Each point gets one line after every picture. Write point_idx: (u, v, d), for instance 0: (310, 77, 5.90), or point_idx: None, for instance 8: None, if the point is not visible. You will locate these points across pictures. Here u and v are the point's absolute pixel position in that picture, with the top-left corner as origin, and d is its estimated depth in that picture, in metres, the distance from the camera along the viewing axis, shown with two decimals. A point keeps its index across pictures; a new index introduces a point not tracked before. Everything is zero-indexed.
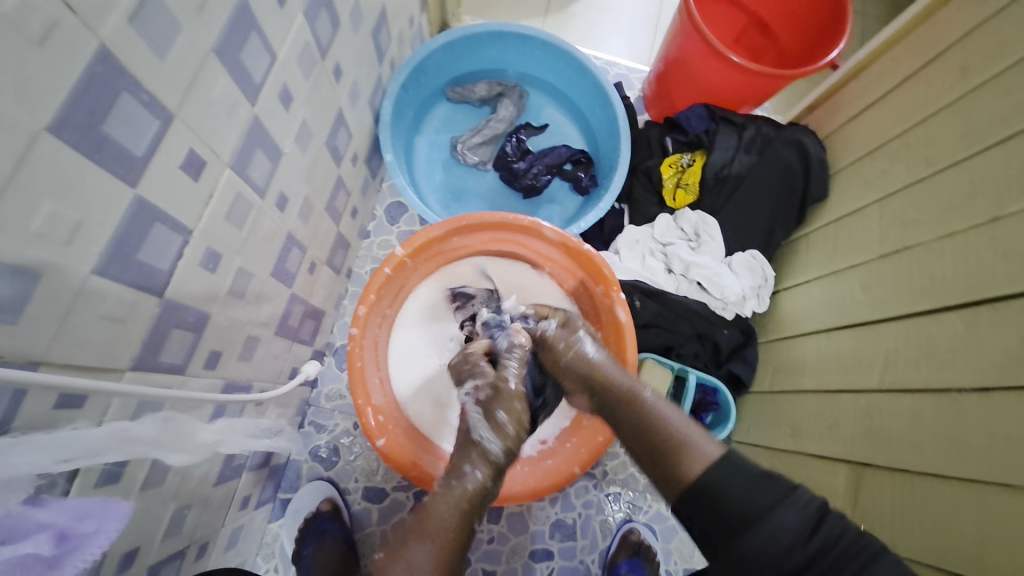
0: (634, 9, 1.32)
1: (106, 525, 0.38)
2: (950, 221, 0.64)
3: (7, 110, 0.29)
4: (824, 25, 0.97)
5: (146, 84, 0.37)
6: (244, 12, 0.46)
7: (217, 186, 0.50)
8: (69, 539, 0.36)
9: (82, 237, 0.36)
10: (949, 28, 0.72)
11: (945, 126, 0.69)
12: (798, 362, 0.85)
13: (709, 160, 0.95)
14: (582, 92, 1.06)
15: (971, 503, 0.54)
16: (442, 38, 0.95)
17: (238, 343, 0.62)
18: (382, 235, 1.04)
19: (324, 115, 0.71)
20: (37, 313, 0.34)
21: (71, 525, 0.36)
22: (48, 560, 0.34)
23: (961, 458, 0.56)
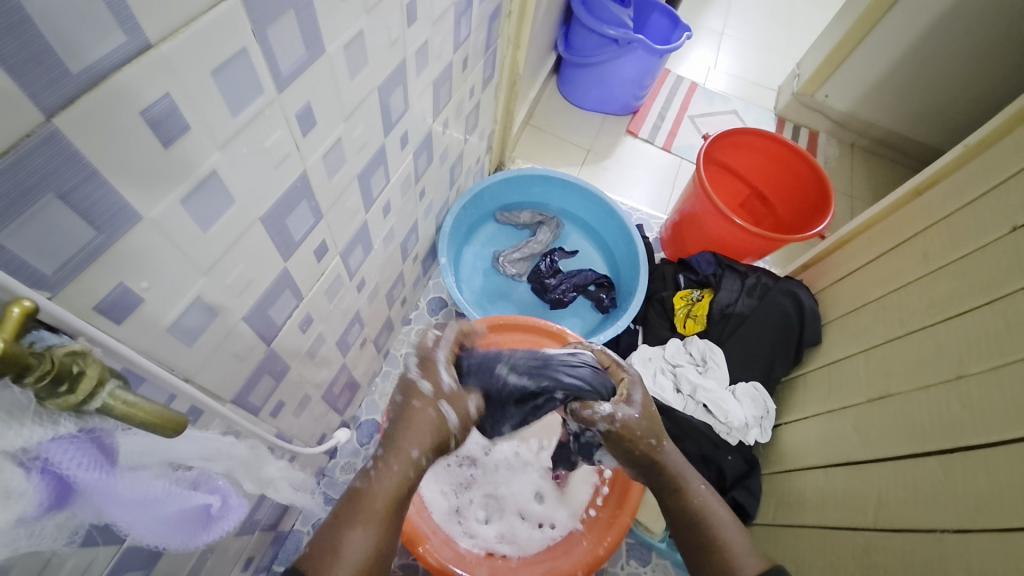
0: (656, 169, 1.60)
1: (237, 506, 0.44)
2: (923, 376, 0.75)
3: (248, 204, 0.43)
4: (813, 203, 1.18)
5: (316, 195, 0.54)
6: (380, 153, 0.66)
7: (329, 267, 0.64)
8: (226, 506, 0.43)
9: (247, 291, 0.48)
10: (913, 222, 0.90)
11: (912, 297, 0.83)
12: (798, 496, 0.89)
13: (716, 298, 1.09)
14: (609, 229, 1.26)
15: None
16: (500, 175, 1.18)
17: (296, 399, 0.71)
18: (421, 324, 1.17)
19: (405, 222, 0.89)
20: (206, 341, 0.45)
21: (227, 494, 0.43)
22: (205, 517, 0.41)
23: None
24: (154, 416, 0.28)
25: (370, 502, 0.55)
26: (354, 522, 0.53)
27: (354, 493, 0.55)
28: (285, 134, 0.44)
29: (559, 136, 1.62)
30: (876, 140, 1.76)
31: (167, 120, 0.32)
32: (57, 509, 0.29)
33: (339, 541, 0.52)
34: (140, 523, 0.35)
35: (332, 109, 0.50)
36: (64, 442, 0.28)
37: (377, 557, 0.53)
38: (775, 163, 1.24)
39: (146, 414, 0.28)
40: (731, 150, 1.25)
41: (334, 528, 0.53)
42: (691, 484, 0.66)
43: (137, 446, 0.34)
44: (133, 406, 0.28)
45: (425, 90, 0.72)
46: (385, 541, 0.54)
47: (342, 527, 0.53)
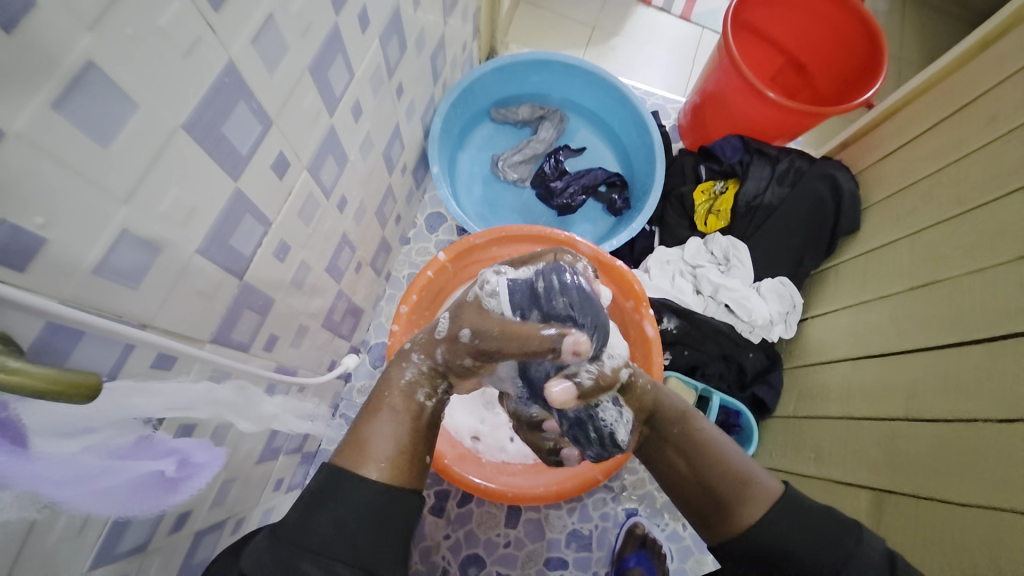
0: (672, 44, 1.38)
1: (210, 460, 0.41)
2: (981, 258, 0.66)
3: (159, 109, 0.34)
4: (861, 67, 1.00)
5: (256, 94, 0.44)
6: (334, 37, 0.53)
7: (296, 185, 0.56)
8: (188, 465, 0.39)
9: (193, 220, 0.41)
10: (985, 74, 0.74)
11: (976, 167, 0.71)
12: (822, 389, 0.86)
13: (742, 189, 0.99)
14: (619, 118, 1.11)
15: (987, 526, 0.56)
16: (492, 63, 1.02)
17: (292, 330, 0.68)
18: (421, 243, 1.10)
19: (384, 128, 0.77)
20: (154, 280, 0.39)
21: (188, 453, 0.40)
22: (169, 480, 0.37)
23: (975, 481, 0.59)
24: (48, 381, 0.23)
25: (384, 397, 0.61)
26: (376, 418, 0.59)
27: (380, 388, 0.63)
28: (189, 9, 0.34)
29: (558, 11, 1.38)
30: None
31: None
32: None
33: (370, 429, 0.57)
34: (85, 502, 0.32)
35: None
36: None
37: (405, 449, 0.58)
38: (817, 19, 1.04)
39: (35, 381, 0.23)
40: (763, 6, 1.04)
41: (364, 421, 0.59)
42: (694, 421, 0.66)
43: (56, 416, 0.30)
44: (14, 372, 0.23)
45: None
46: (408, 434, 0.59)
47: (374, 417, 0.59)
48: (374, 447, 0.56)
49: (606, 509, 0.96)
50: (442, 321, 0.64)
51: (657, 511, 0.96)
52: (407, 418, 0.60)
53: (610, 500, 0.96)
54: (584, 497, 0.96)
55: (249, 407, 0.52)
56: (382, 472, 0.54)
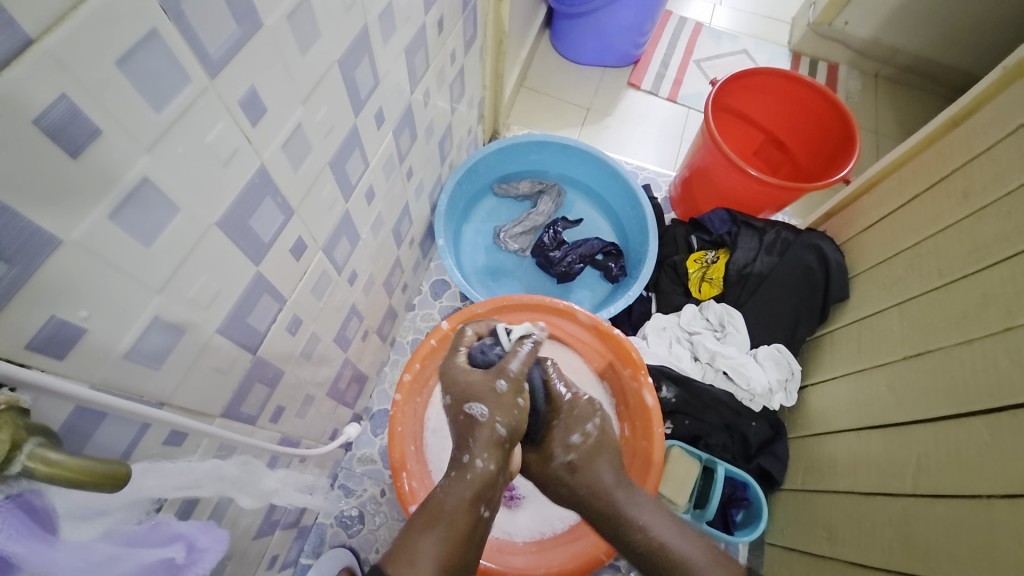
0: (661, 123, 1.49)
1: (214, 546, 0.40)
2: (966, 330, 0.68)
3: (198, 211, 0.39)
4: (836, 145, 1.08)
5: (282, 190, 0.49)
6: (353, 135, 0.60)
7: (311, 264, 0.60)
8: (194, 549, 0.38)
9: (217, 303, 0.45)
10: (950, 158, 0.80)
11: (953, 241, 0.75)
12: (830, 461, 0.85)
13: (732, 258, 1.03)
14: (614, 192, 1.19)
15: None
16: (494, 145, 1.11)
17: (298, 401, 0.69)
18: (426, 309, 1.14)
19: (394, 206, 0.84)
20: (175, 360, 0.42)
21: (193, 536, 0.39)
22: (174, 565, 0.37)
23: (991, 564, 0.56)
24: (83, 471, 0.26)
25: (438, 516, 0.56)
26: (425, 534, 0.54)
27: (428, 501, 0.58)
28: (231, 127, 0.39)
29: (556, 96, 1.52)
30: (902, 68, 1.61)
31: (67, 125, 0.28)
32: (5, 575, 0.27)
33: (411, 545, 0.52)
34: None
35: (285, 91, 0.44)
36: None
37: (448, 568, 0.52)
38: (791, 104, 1.13)
39: (71, 472, 0.26)
40: (741, 93, 1.14)
41: (408, 537, 0.53)
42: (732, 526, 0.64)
43: (78, 500, 0.31)
44: (55, 465, 0.25)
45: (397, 59, 0.65)
46: (457, 553, 0.54)
47: (412, 535, 0.54)
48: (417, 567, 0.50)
49: None
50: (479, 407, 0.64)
51: None
52: (452, 532, 0.55)
53: None
54: None
55: (251, 483, 0.52)
56: None
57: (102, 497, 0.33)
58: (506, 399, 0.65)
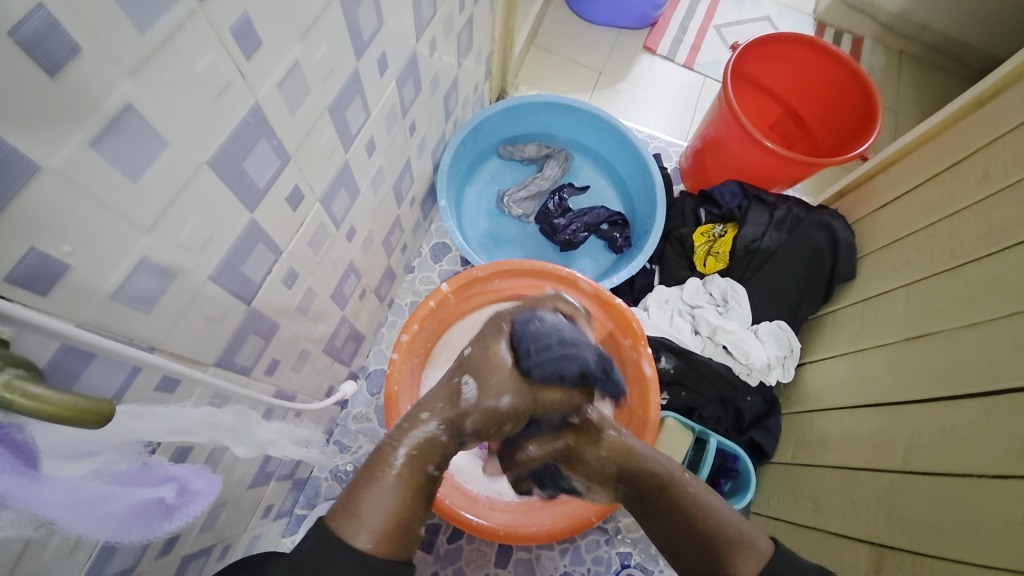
0: (675, 91, 1.44)
1: (208, 489, 0.41)
2: (973, 312, 0.67)
3: (187, 147, 0.37)
4: (856, 121, 1.05)
5: (278, 133, 0.46)
6: (354, 81, 0.57)
7: (308, 216, 0.58)
8: (186, 492, 0.39)
9: (209, 249, 0.43)
10: (975, 134, 0.77)
11: (969, 222, 0.73)
12: (821, 437, 0.85)
13: (741, 233, 1.01)
14: (623, 160, 1.15)
15: None
16: (501, 104, 1.07)
17: (293, 355, 0.69)
18: (425, 272, 1.12)
19: (396, 162, 0.81)
20: (166, 305, 0.41)
21: (186, 480, 0.39)
22: (166, 508, 0.37)
23: (973, 539, 0.58)
24: (64, 407, 0.25)
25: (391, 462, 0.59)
26: (374, 484, 0.57)
27: (377, 452, 0.61)
28: (222, 57, 0.36)
29: (567, 56, 1.45)
30: (930, 45, 1.54)
31: (38, 36, 0.25)
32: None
33: (360, 498, 0.55)
34: (86, 525, 0.32)
35: (281, 24, 0.41)
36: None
37: (401, 524, 0.55)
38: (813, 75, 1.09)
39: (53, 407, 0.25)
40: (762, 60, 1.09)
41: (363, 486, 0.57)
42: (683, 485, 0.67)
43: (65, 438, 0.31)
44: (37, 399, 0.25)
45: (402, 1, 0.61)
46: (409, 508, 0.57)
47: (363, 484, 0.57)
48: (366, 522, 0.53)
49: (599, 552, 0.93)
50: (471, 385, 0.67)
51: (652, 556, 0.93)
52: (409, 485, 0.58)
53: (604, 542, 0.94)
54: (577, 538, 0.93)
55: (245, 433, 0.52)
56: (380, 546, 0.53)
57: (91, 436, 0.32)
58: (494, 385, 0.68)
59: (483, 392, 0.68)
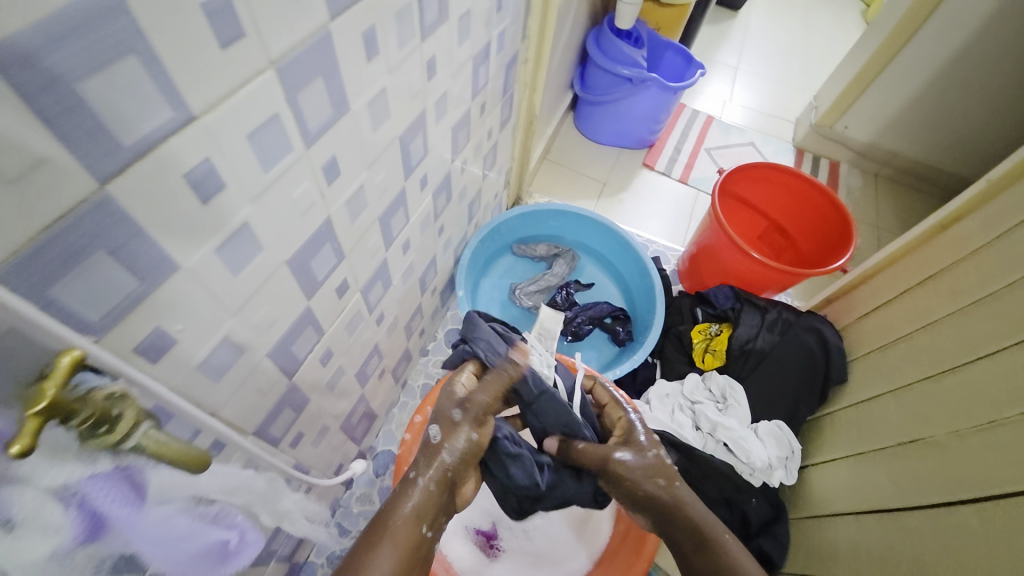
0: (672, 201, 1.61)
1: (254, 541, 0.43)
2: (958, 420, 0.71)
3: (274, 251, 0.46)
4: (834, 237, 1.17)
5: (339, 237, 0.57)
6: (400, 195, 0.69)
7: (349, 303, 0.67)
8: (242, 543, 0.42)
9: (271, 330, 0.51)
10: (941, 256, 0.87)
11: (945, 335, 0.80)
12: (830, 546, 0.84)
13: (735, 333, 1.08)
14: (625, 261, 1.27)
15: None
16: (517, 210, 1.22)
17: (315, 430, 0.73)
18: (438, 355, 1.19)
19: (424, 257, 0.92)
20: (230, 377, 0.48)
21: (246, 530, 0.42)
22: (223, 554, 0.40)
23: None
24: (181, 452, 0.32)
25: (387, 528, 0.59)
26: (376, 550, 0.56)
27: (378, 517, 0.60)
28: (311, 185, 0.48)
29: (575, 169, 1.66)
30: (901, 170, 1.73)
31: (204, 180, 0.35)
32: (93, 544, 0.28)
33: (364, 563, 0.55)
34: (167, 561, 0.35)
35: (355, 159, 0.53)
36: (101, 479, 0.29)
37: None
38: (791, 196, 1.24)
39: (175, 452, 0.32)
40: (746, 182, 1.26)
41: (363, 555, 0.56)
42: (719, 535, 0.66)
43: None
44: (162, 445, 0.31)
45: (444, 135, 0.76)
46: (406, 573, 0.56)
47: (367, 551, 0.56)
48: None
49: None
50: (433, 427, 0.68)
51: None
52: (404, 552, 0.57)
53: None
54: None
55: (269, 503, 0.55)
56: None
57: None
58: (461, 426, 0.68)
59: (446, 431, 0.68)
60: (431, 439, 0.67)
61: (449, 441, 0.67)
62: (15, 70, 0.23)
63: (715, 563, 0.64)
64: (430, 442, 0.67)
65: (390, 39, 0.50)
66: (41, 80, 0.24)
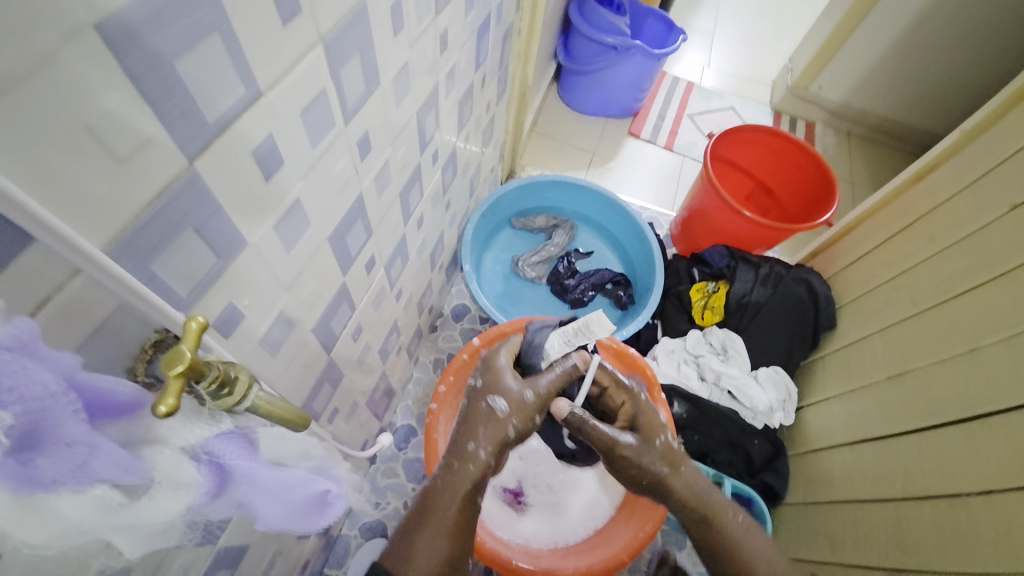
0: (660, 168, 1.65)
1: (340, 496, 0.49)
2: (939, 350, 0.79)
3: (319, 227, 0.48)
4: (818, 193, 1.23)
5: (368, 213, 0.58)
6: (417, 171, 0.70)
7: (375, 279, 0.68)
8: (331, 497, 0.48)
9: (316, 306, 0.53)
10: (918, 204, 0.93)
11: (924, 276, 0.87)
12: (827, 474, 0.93)
13: (732, 289, 1.14)
14: (622, 227, 1.30)
15: None
16: (514, 183, 1.23)
17: (347, 406, 0.76)
18: (447, 330, 1.21)
19: (433, 233, 0.93)
20: (284, 352, 0.49)
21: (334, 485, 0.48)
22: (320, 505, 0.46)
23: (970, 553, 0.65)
24: (287, 412, 0.35)
25: (438, 507, 0.60)
26: (425, 528, 0.58)
27: (423, 496, 0.61)
28: (348, 161, 0.49)
29: (563, 141, 1.67)
30: (873, 128, 1.80)
31: (267, 157, 0.36)
32: (219, 497, 0.32)
33: (413, 541, 0.57)
34: (284, 511, 0.41)
35: (383, 134, 0.54)
36: (224, 437, 0.32)
37: (448, 560, 0.58)
38: (777, 156, 1.29)
39: (283, 411, 0.35)
40: (734, 145, 1.30)
41: (411, 531, 0.58)
42: (723, 511, 0.69)
43: None
44: (272, 404, 0.34)
45: (452, 109, 0.77)
46: (454, 546, 0.59)
47: (417, 527, 0.58)
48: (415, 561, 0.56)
49: None
50: (499, 401, 0.67)
51: None
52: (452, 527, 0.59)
53: None
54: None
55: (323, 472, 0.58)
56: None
57: None
58: (528, 406, 0.68)
59: (510, 407, 0.67)
60: (495, 412, 0.66)
61: (514, 417, 0.67)
62: (124, 49, 0.23)
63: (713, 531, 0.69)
64: (497, 415, 0.65)
65: (411, 13, 0.51)
66: (146, 58, 0.25)
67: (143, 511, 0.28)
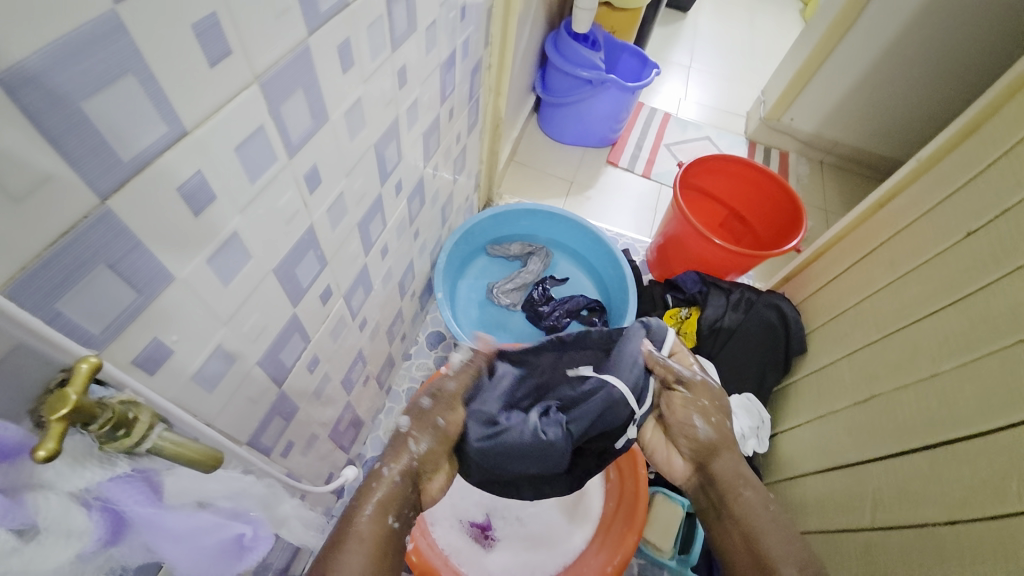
0: (637, 196, 1.68)
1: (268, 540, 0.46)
2: (902, 376, 0.79)
3: (261, 259, 0.48)
4: (787, 220, 1.25)
5: (321, 244, 0.58)
6: (377, 201, 0.71)
7: (333, 309, 0.68)
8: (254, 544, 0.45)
9: (261, 338, 0.52)
10: (880, 230, 0.95)
11: (887, 301, 0.88)
12: (801, 501, 0.91)
13: (703, 314, 1.14)
14: (597, 254, 1.32)
15: None
16: (489, 212, 1.24)
17: (304, 438, 0.74)
18: (421, 358, 1.20)
19: (401, 262, 0.93)
20: (224, 385, 0.49)
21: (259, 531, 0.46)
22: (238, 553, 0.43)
23: None
24: (199, 453, 0.34)
25: (354, 521, 0.55)
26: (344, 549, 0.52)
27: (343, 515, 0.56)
28: (295, 194, 0.49)
29: (541, 170, 1.70)
30: (844, 157, 1.86)
31: (196, 192, 0.36)
32: (115, 545, 0.32)
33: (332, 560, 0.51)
34: (191, 557, 0.39)
35: (335, 167, 0.55)
36: (121, 481, 0.32)
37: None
38: (747, 185, 1.32)
39: (193, 452, 0.33)
40: (705, 174, 1.33)
41: (331, 551, 0.52)
42: (743, 492, 0.67)
43: None
44: (180, 445, 0.33)
45: (416, 141, 0.78)
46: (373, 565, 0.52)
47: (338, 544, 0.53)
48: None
49: None
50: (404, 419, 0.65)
51: None
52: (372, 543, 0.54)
53: None
54: None
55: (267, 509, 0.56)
56: None
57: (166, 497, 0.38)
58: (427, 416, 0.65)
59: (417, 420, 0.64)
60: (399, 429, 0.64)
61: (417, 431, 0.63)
62: (24, 92, 0.24)
63: (740, 514, 0.66)
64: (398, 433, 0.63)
65: (362, 52, 0.52)
66: (48, 98, 0.25)
67: (33, 559, 0.27)
